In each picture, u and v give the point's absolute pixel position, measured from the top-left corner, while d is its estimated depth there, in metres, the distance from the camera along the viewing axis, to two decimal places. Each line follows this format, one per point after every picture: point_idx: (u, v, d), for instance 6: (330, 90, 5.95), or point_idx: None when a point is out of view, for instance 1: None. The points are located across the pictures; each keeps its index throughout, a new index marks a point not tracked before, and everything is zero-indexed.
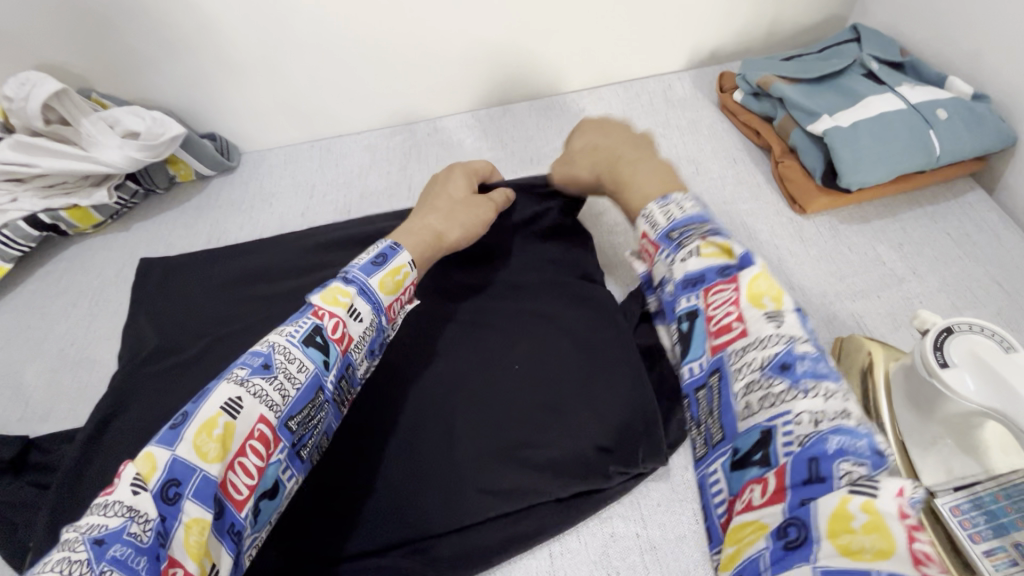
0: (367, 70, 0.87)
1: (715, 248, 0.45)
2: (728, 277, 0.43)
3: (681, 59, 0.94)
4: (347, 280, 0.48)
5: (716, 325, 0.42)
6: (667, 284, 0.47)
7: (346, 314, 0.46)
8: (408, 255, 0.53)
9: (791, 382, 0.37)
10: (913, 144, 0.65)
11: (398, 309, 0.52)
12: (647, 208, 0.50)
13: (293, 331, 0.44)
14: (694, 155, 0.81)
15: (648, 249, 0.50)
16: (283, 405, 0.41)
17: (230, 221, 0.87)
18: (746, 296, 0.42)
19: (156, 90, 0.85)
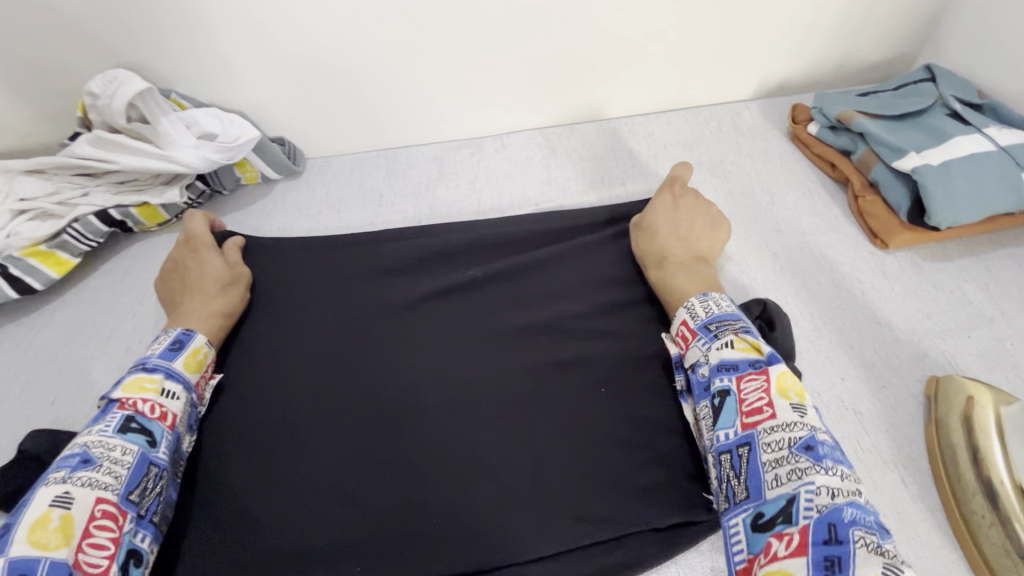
0: (443, 84, 0.87)
1: (748, 344, 0.53)
2: (762, 369, 0.51)
3: (749, 89, 0.95)
4: (150, 368, 0.56)
5: (748, 406, 0.49)
6: (701, 366, 0.55)
7: (154, 398, 0.54)
8: (203, 336, 0.62)
9: (814, 459, 0.44)
10: (1004, 186, 0.65)
11: (205, 385, 0.62)
12: (689, 302, 0.60)
13: (104, 426, 0.51)
14: (768, 184, 0.81)
15: (684, 334, 0.59)
16: (118, 483, 0.48)
17: (297, 226, 0.87)
18: (775, 389, 0.49)
19: (232, 92, 0.85)
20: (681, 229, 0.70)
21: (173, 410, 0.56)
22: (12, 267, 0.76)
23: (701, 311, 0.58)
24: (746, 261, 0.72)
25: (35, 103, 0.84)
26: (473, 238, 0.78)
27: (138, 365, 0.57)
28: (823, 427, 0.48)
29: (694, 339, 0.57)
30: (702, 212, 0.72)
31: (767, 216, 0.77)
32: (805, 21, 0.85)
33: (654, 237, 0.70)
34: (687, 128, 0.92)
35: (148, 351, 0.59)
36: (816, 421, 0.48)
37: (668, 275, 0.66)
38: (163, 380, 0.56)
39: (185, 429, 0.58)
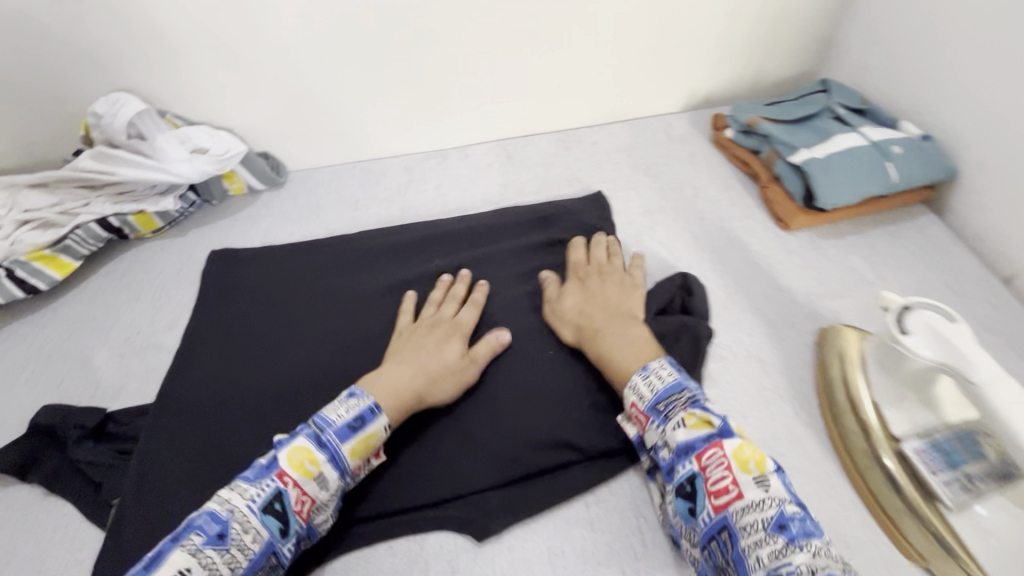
0: (410, 102, 0.99)
1: (698, 419, 0.54)
2: (714, 443, 0.52)
3: (678, 103, 1.09)
4: (321, 443, 0.53)
5: (715, 486, 0.50)
6: (661, 449, 0.55)
7: (307, 484, 0.51)
8: (384, 418, 0.58)
9: (788, 539, 0.45)
10: (874, 173, 0.79)
11: (364, 464, 0.57)
12: (632, 380, 0.59)
13: (254, 496, 0.50)
14: (693, 181, 0.95)
15: (637, 416, 0.58)
16: (232, 575, 0.47)
17: (281, 229, 0.96)
18: (733, 459, 0.50)
19: (222, 112, 0.95)
20: (604, 289, 0.72)
21: (319, 498, 0.52)
22: (19, 270, 0.84)
23: (648, 387, 0.58)
24: (672, 244, 0.84)
25: (39, 125, 0.93)
26: (438, 233, 0.89)
27: (314, 431, 0.54)
28: (790, 496, 0.49)
29: (649, 422, 0.57)
30: (615, 280, 0.73)
31: (692, 208, 0.90)
32: (719, 44, 1.01)
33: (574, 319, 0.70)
34: (626, 137, 1.05)
35: (329, 421, 0.54)
36: (783, 493, 0.49)
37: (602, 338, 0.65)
38: (324, 464, 0.53)
39: (328, 515, 0.54)
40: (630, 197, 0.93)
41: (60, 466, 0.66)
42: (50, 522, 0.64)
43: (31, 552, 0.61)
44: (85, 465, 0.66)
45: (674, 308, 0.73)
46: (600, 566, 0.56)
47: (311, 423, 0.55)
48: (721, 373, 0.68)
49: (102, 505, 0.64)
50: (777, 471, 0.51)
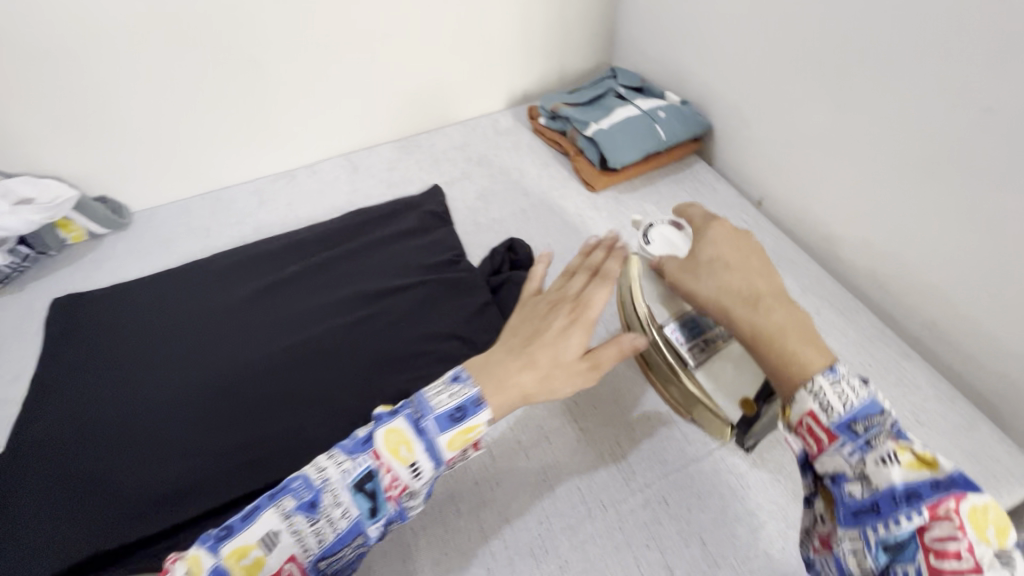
0: (249, 129, 1.04)
1: (915, 458, 0.45)
2: (946, 493, 0.43)
3: (501, 101, 1.24)
4: (420, 428, 0.55)
5: (934, 551, 0.41)
6: (851, 482, 0.48)
7: (401, 469, 0.53)
8: (486, 413, 0.57)
9: None
10: (647, 134, 0.97)
11: (463, 457, 0.57)
12: (834, 374, 0.50)
13: (348, 473, 0.53)
14: (518, 164, 1.09)
15: (812, 429, 0.49)
16: (316, 546, 0.51)
17: (130, 267, 0.96)
18: (969, 522, 0.41)
19: (46, 160, 0.94)
20: (733, 246, 0.62)
21: (411, 486, 0.53)
22: None
23: (839, 401, 0.49)
24: (503, 218, 0.97)
25: None
26: (291, 241, 0.94)
27: (413, 416, 0.55)
28: None
29: (831, 442, 0.49)
30: (748, 248, 0.63)
31: (518, 186, 1.04)
32: (522, 47, 1.17)
33: (565, 324, 0.64)
34: (460, 136, 1.18)
35: (430, 407, 0.56)
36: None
37: (755, 316, 0.55)
38: (419, 451, 0.54)
39: (421, 500, 0.55)
40: (466, 185, 1.05)
41: None
42: None
43: None
44: None
45: (504, 268, 0.86)
46: (455, 483, 0.65)
47: (417, 400, 0.57)
48: None
49: None
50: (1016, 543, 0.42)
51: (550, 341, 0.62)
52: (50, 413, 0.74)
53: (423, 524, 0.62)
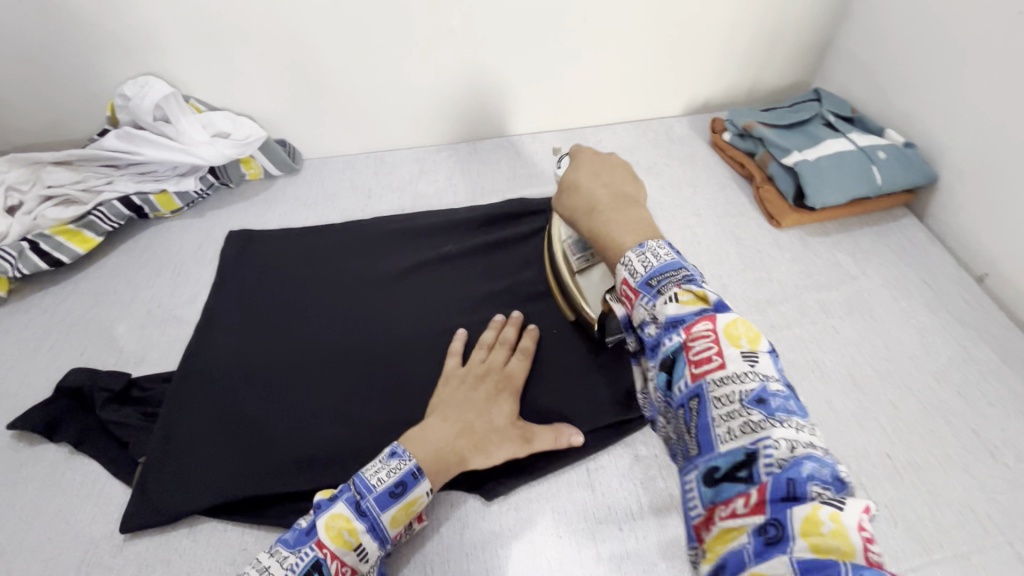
0: (426, 96, 1.04)
1: (692, 295, 0.53)
2: (703, 317, 0.51)
3: (679, 106, 1.15)
4: (361, 511, 0.53)
5: (696, 357, 0.50)
6: (648, 325, 0.55)
7: (347, 555, 0.52)
8: (426, 485, 0.56)
9: (766, 414, 0.45)
10: (860, 177, 0.85)
11: (404, 531, 0.57)
12: (628, 258, 0.58)
13: (293, 564, 0.50)
14: (692, 180, 1.00)
15: (626, 293, 0.57)
16: None
17: (297, 212, 1.00)
18: (721, 337, 0.50)
19: (245, 100, 0.99)
20: (600, 171, 0.70)
21: (359, 570, 0.53)
22: (42, 243, 0.87)
23: (735, 392, 0.47)
24: (671, 237, 0.90)
25: (64, 105, 0.95)
26: (450, 219, 0.93)
27: (353, 498, 0.54)
28: (778, 377, 0.48)
29: (637, 298, 0.56)
30: (624, 171, 0.71)
31: (690, 204, 0.95)
32: (719, 52, 1.07)
33: (504, 400, 0.64)
34: (629, 137, 1.11)
35: (369, 486, 0.54)
36: (767, 368, 0.49)
37: (615, 215, 0.64)
38: (363, 535, 0.53)
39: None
40: None
41: (86, 429, 0.70)
42: (78, 478, 0.67)
43: (61, 505, 0.65)
44: (112, 425, 0.70)
45: None
46: (600, 525, 0.61)
47: (353, 482, 0.55)
48: None
49: (129, 464, 0.67)
50: (769, 351, 0.50)
51: (486, 410, 0.63)
52: (217, 344, 0.77)
53: (564, 562, 0.58)
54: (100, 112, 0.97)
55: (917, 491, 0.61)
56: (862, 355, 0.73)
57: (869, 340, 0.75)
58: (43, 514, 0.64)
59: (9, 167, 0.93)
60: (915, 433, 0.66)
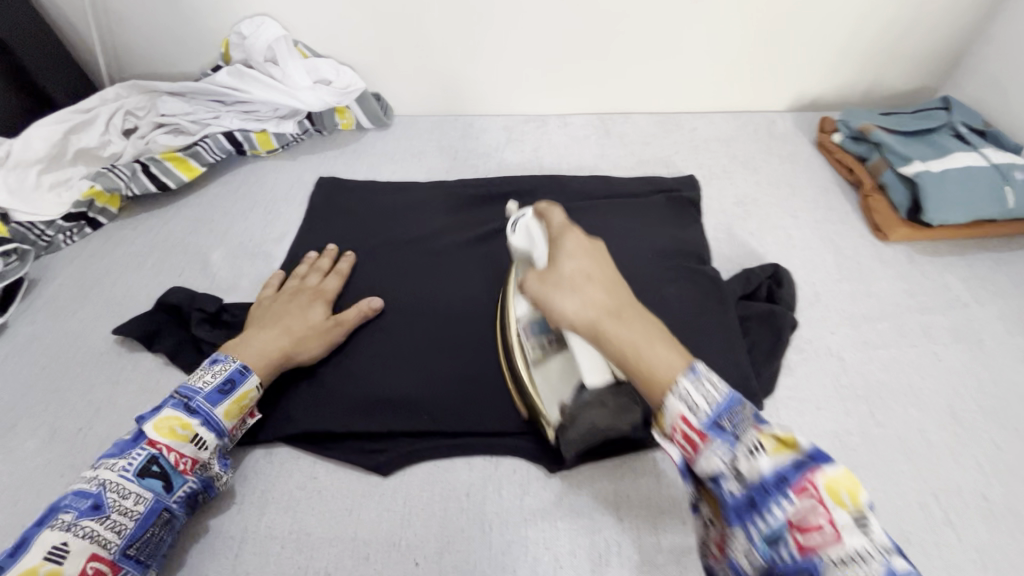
0: (525, 65, 1.02)
1: (777, 440, 0.41)
2: (807, 469, 0.40)
3: (785, 101, 1.08)
4: (190, 411, 0.58)
5: (804, 527, 0.38)
6: (726, 482, 0.42)
7: (183, 446, 0.56)
8: (255, 378, 0.62)
9: (887, 573, 0.36)
10: (989, 197, 0.79)
11: (241, 424, 0.62)
12: (679, 386, 0.43)
13: (125, 466, 0.54)
14: (791, 180, 0.95)
15: (684, 437, 0.43)
16: (119, 537, 0.51)
17: (384, 166, 1.02)
18: (827, 495, 0.39)
19: (349, 48, 1.00)
20: (574, 222, 0.56)
21: (200, 458, 0.57)
22: (152, 167, 0.92)
23: (700, 400, 0.42)
24: (764, 237, 0.85)
25: (183, 39, 0.99)
26: (534, 190, 0.92)
27: (179, 402, 0.58)
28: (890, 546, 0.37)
29: (704, 444, 0.42)
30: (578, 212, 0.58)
31: (787, 205, 0.91)
32: (840, 46, 0.99)
33: (301, 296, 0.72)
34: (727, 128, 1.06)
35: (195, 390, 0.59)
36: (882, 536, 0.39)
37: (549, 298, 0.49)
38: (196, 428, 0.57)
39: (221, 469, 0.60)
40: (725, 186, 0.94)
41: (180, 344, 0.74)
42: (169, 388, 0.71)
43: (152, 411, 0.69)
44: (204, 344, 0.74)
45: (761, 296, 0.76)
46: (662, 515, 0.60)
47: (178, 392, 0.59)
48: (800, 363, 0.70)
49: None
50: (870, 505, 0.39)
51: (302, 313, 0.70)
52: None
53: (623, 544, 0.58)
54: (215, 49, 1.00)
55: (1014, 539, 0.57)
56: (965, 388, 0.68)
57: (974, 372, 0.69)
58: (137, 415, 0.69)
59: (129, 92, 0.98)
60: (1016, 477, 0.61)
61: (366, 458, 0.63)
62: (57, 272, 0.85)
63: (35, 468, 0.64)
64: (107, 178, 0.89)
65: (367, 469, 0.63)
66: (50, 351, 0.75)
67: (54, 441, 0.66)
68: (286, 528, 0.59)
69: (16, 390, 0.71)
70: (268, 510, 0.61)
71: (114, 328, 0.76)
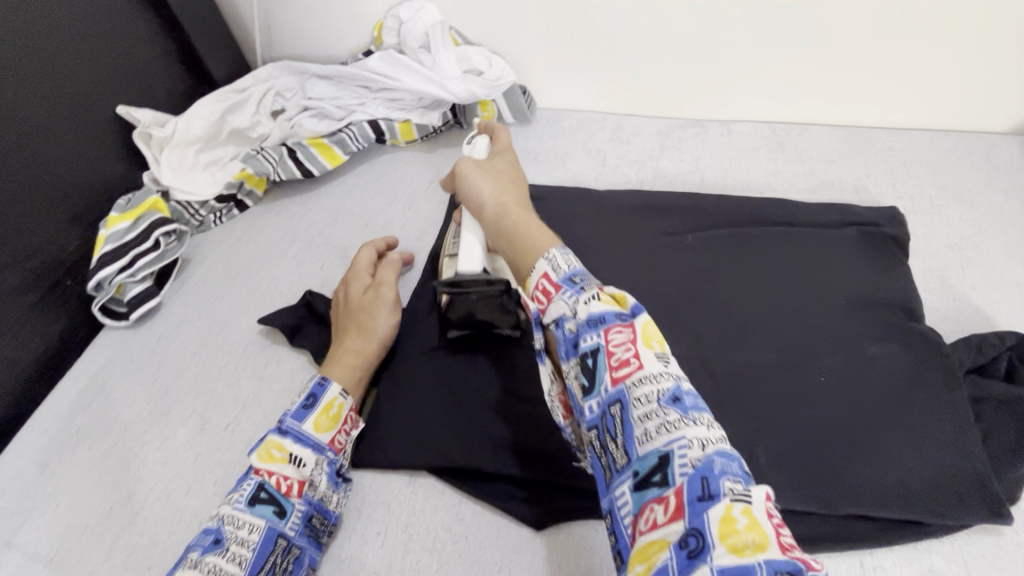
0: (694, 64, 0.91)
1: (612, 296, 0.45)
2: (625, 321, 0.43)
3: (1012, 121, 0.89)
4: (283, 432, 0.56)
5: (616, 359, 0.42)
6: (564, 322, 0.46)
7: (283, 468, 0.54)
8: (337, 386, 0.60)
9: (680, 413, 0.39)
10: None
11: (344, 439, 0.59)
12: (550, 253, 0.50)
13: (237, 498, 0.52)
14: (1023, 222, 0.78)
15: (543, 291, 0.48)
16: (240, 569, 0.48)
17: (527, 167, 0.94)
18: (639, 338, 0.42)
19: (504, 38, 0.93)
20: (496, 175, 0.63)
21: (304, 477, 0.55)
22: (299, 152, 0.90)
23: (560, 266, 0.49)
24: (991, 293, 0.70)
25: (338, 20, 0.96)
26: (700, 207, 0.81)
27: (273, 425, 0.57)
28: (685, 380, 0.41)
29: (557, 293, 0.47)
30: (509, 182, 0.63)
31: (1020, 253, 0.74)
32: None
33: (337, 289, 0.71)
34: (932, 150, 0.89)
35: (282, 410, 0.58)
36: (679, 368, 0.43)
37: (468, 179, 0.62)
38: (291, 447, 0.55)
39: (328, 487, 0.57)
40: (934, 222, 0.79)
41: (322, 344, 0.71)
42: None
43: None
44: None
45: (997, 371, 0.62)
46: None
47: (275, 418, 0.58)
48: None
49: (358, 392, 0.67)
50: None
51: (343, 300, 0.69)
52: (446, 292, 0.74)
53: None
54: (367, 32, 0.97)
55: None
56: None
57: None
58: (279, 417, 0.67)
59: (280, 73, 0.97)
60: None
61: (517, 507, 0.58)
62: (207, 253, 0.85)
63: (187, 461, 0.64)
64: (258, 161, 0.88)
65: (518, 519, 0.57)
66: (199, 336, 0.75)
67: (204, 434, 0.66)
68: (432, 573, 0.55)
69: (170, 373, 0.71)
70: (413, 549, 0.57)
71: (261, 319, 0.74)
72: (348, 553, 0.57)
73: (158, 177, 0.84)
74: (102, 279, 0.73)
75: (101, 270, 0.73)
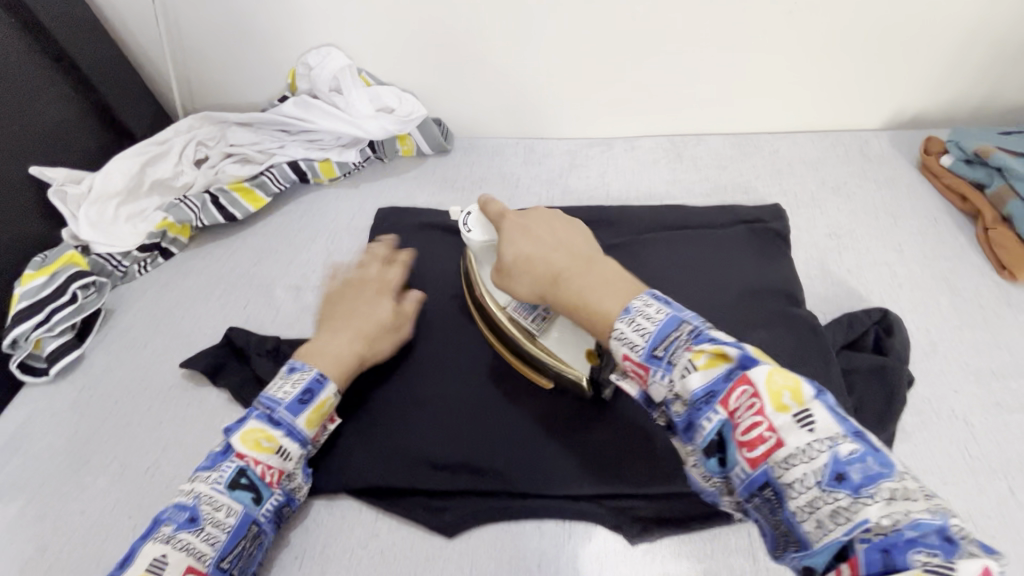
0: (591, 88, 0.98)
1: (708, 355, 0.42)
2: (735, 382, 0.41)
3: (881, 118, 0.98)
4: (273, 422, 0.57)
5: (745, 434, 0.40)
6: (671, 404, 0.44)
7: (269, 458, 0.56)
8: (332, 386, 0.61)
9: (847, 489, 0.37)
10: None
11: (322, 431, 0.61)
12: (617, 328, 0.47)
13: (217, 479, 0.54)
14: (892, 209, 0.85)
15: (634, 371, 0.46)
16: (211, 552, 0.51)
17: (445, 193, 0.99)
18: (763, 399, 0.40)
19: (414, 76, 0.99)
20: (537, 251, 0.58)
21: (286, 469, 0.57)
22: (221, 197, 0.93)
23: (638, 336, 0.45)
24: (864, 275, 0.77)
25: (254, 69, 1.00)
26: (603, 218, 0.86)
27: (263, 412, 0.57)
28: (845, 427, 0.39)
29: (649, 375, 0.45)
30: (534, 251, 0.58)
31: (890, 237, 0.81)
32: (949, 59, 0.89)
33: (368, 296, 0.68)
34: (814, 149, 0.96)
35: (276, 401, 0.58)
36: (829, 417, 0.39)
37: (508, 282, 0.60)
38: (282, 439, 0.57)
39: (302, 479, 0.59)
40: (815, 214, 0.86)
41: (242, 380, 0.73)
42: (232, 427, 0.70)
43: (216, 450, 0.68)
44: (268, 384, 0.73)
45: (866, 344, 0.68)
46: None
47: (262, 402, 0.59)
48: (919, 429, 0.63)
49: None
50: (817, 393, 0.40)
51: (373, 311, 0.67)
52: None
53: None
54: (282, 79, 1.01)
55: None
56: None
57: None
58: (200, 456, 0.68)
59: (201, 123, 0.99)
60: None
61: (429, 517, 0.60)
62: (130, 302, 0.86)
63: (106, 508, 0.64)
64: (180, 209, 0.90)
65: (430, 530, 0.60)
66: (121, 384, 0.76)
67: (124, 480, 0.66)
68: None
69: (91, 423, 0.72)
70: (330, 568, 0.58)
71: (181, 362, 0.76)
72: (269, 565, 0.59)
73: (77, 233, 0.86)
74: (18, 336, 0.74)
75: (17, 326, 0.74)
